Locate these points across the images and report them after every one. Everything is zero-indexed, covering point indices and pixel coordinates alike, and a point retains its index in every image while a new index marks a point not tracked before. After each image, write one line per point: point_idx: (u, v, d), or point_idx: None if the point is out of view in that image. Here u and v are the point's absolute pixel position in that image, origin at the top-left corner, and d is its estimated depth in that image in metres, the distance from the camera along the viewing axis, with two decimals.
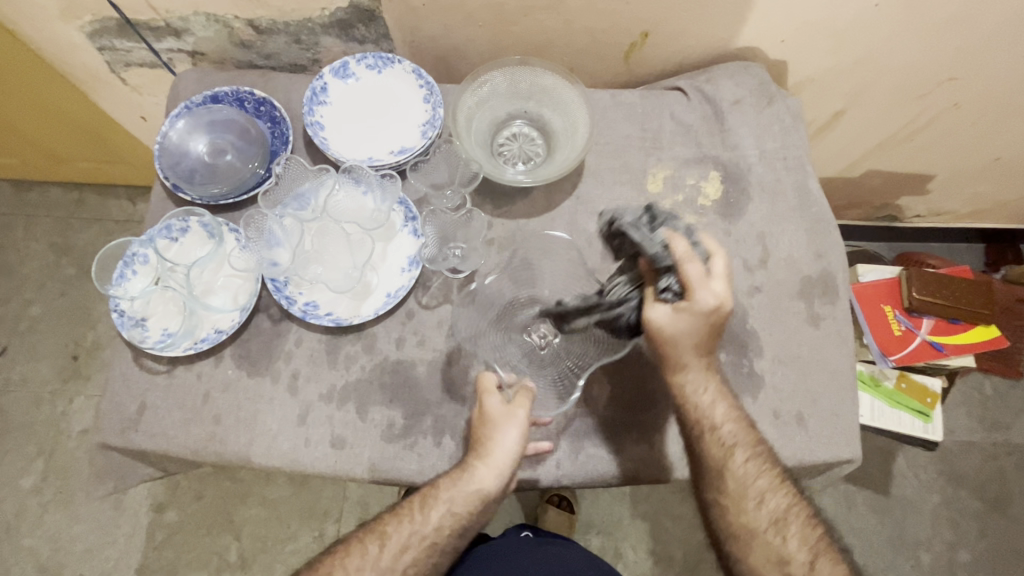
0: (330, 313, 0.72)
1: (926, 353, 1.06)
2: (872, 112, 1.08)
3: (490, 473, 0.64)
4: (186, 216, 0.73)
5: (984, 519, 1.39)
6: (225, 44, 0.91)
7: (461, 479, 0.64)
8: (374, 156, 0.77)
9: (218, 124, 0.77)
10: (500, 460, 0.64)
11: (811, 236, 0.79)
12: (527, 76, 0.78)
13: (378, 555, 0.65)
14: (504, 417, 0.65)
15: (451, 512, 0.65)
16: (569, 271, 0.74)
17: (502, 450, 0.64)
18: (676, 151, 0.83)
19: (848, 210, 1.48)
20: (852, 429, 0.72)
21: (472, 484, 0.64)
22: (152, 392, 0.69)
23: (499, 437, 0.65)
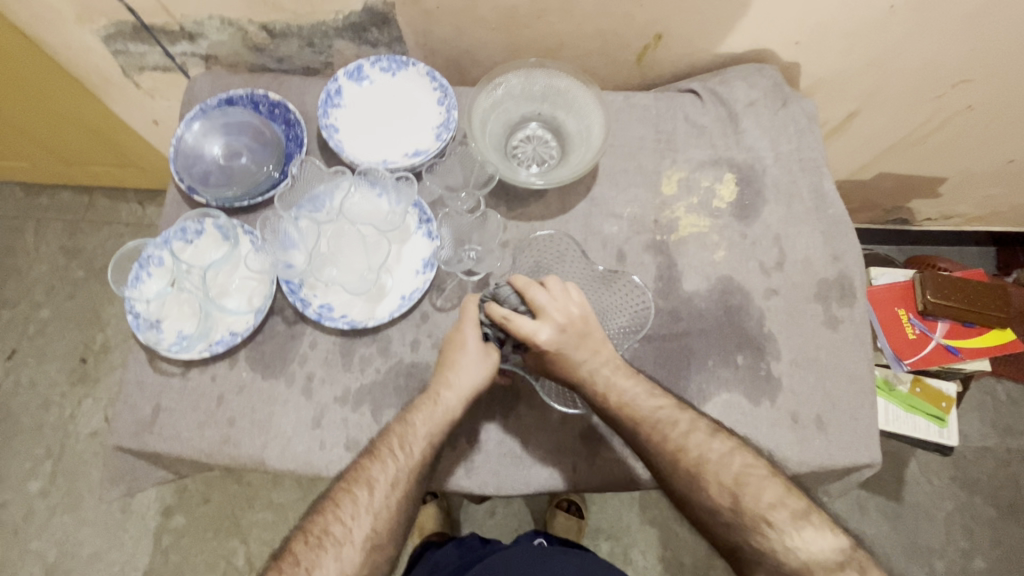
0: (345, 315, 0.71)
1: (939, 356, 1.05)
2: (884, 115, 1.08)
3: (456, 394, 0.66)
4: (202, 218, 0.73)
5: (999, 526, 1.38)
6: (238, 48, 0.91)
7: (433, 404, 0.66)
8: (389, 159, 0.77)
9: (234, 126, 0.77)
10: (465, 382, 0.66)
11: (827, 239, 0.79)
12: (541, 78, 0.78)
13: (367, 502, 0.63)
14: (478, 353, 0.67)
15: (429, 440, 0.65)
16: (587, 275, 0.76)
17: (468, 375, 0.66)
18: (691, 153, 0.83)
19: (858, 213, 1.47)
20: (871, 433, 0.71)
21: (443, 406, 0.66)
22: (167, 395, 0.69)
23: (467, 366, 0.67)
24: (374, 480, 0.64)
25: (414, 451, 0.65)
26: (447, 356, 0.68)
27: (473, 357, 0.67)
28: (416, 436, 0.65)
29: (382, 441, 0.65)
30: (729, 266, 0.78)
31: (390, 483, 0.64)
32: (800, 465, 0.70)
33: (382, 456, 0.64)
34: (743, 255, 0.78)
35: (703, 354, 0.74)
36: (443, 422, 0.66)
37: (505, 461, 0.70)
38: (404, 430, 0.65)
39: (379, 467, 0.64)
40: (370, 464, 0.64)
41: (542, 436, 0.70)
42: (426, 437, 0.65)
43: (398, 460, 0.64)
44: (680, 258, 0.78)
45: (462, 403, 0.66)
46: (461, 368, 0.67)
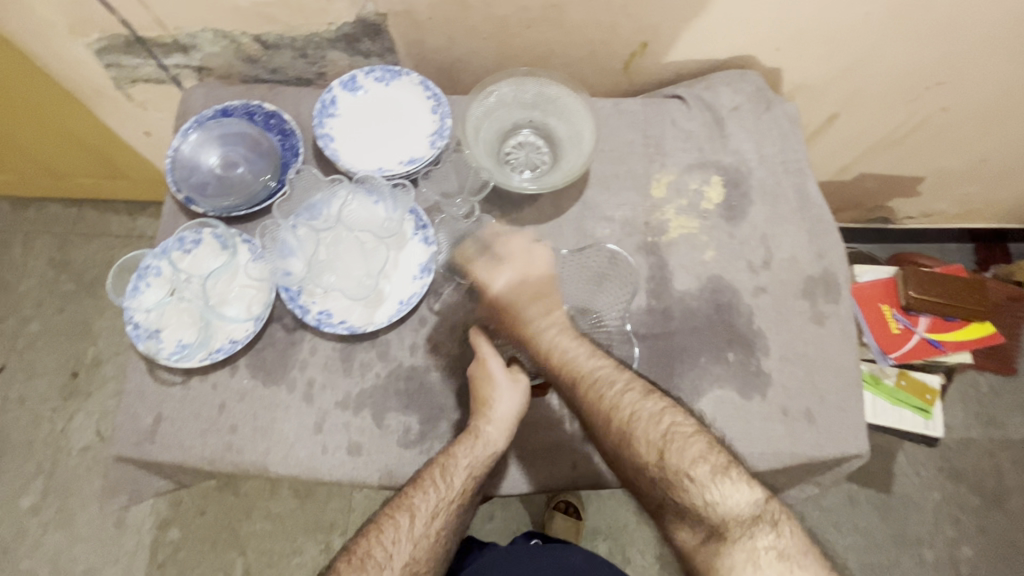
0: (343, 321, 0.72)
1: (922, 350, 1.09)
2: (864, 116, 1.11)
3: (499, 430, 0.66)
4: (200, 228, 0.74)
5: (985, 515, 1.41)
6: (232, 59, 0.92)
7: (477, 439, 0.66)
8: (384, 166, 0.78)
9: (230, 137, 0.78)
10: (505, 417, 0.67)
11: (811, 237, 0.81)
12: (532, 86, 0.80)
13: (408, 529, 0.65)
14: (506, 382, 0.69)
15: (472, 475, 0.66)
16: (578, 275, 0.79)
17: (506, 410, 0.67)
18: (678, 157, 0.85)
19: (841, 213, 1.51)
20: (859, 424, 0.74)
21: (488, 443, 0.66)
22: (167, 404, 0.70)
23: (504, 399, 0.67)
24: (416, 509, 0.65)
25: (456, 486, 0.66)
26: (485, 388, 0.68)
27: (505, 389, 0.68)
28: (459, 470, 0.66)
29: (424, 472, 0.66)
30: (718, 265, 0.80)
31: (431, 514, 0.65)
32: (792, 457, 0.72)
33: (424, 488, 0.65)
34: (731, 255, 0.80)
35: (695, 352, 0.76)
36: (486, 457, 0.66)
37: (505, 461, 0.71)
38: (446, 463, 0.66)
39: (421, 498, 0.65)
40: (412, 493, 0.66)
41: (540, 435, 0.72)
42: (468, 471, 0.66)
43: (439, 493, 0.65)
44: (671, 258, 0.80)
45: (505, 436, 0.67)
46: (501, 402, 0.67)
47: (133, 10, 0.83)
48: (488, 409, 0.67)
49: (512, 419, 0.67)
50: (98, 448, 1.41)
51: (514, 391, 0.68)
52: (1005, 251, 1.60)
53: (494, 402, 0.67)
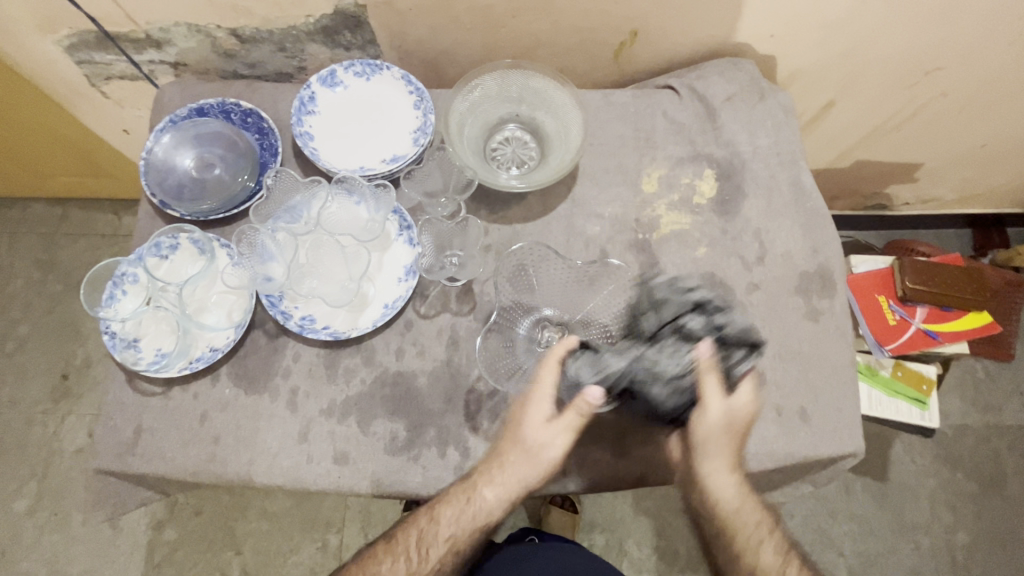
0: (327, 326, 0.71)
1: (920, 341, 1.08)
2: (862, 103, 1.08)
3: (495, 493, 0.65)
4: (176, 232, 0.72)
5: (981, 500, 1.41)
6: (208, 54, 0.89)
7: (469, 501, 0.65)
8: (366, 165, 0.76)
9: (205, 137, 0.76)
10: (507, 482, 0.65)
11: (807, 231, 0.79)
12: (518, 79, 0.77)
13: (384, 571, 0.69)
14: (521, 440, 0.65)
15: (456, 531, 0.66)
16: (570, 275, 0.75)
17: (511, 476, 0.65)
18: (670, 149, 0.83)
19: (839, 200, 1.49)
20: (854, 422, 0.73)
21: (479, 507, 0.64)
22: (148, 415, 0.68)
23: (513, 466, 0.65)
24: (394, 558, 0.68)
25: (438, 543, 0.66)
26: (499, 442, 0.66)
27: (522, 457, 0.64)
28: (442, 527, 0.66)
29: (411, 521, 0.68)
30: (711, 262, 0.78)
31: (406, 571, 0.68)
32: (787, 456, 0.71)
33: (407, 536, 0.68)
34: (725, 251, 0.79)
35: None
36: (473, 520, 0.65)
37: None
38: (432, 514, 0.66)
39: (406, 543, 0.68)
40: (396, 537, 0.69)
41: None
42: (449, 530, 0.66)
43: (420, 543, 0.68)
44: (663, 255, 0.78)
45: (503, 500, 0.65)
46: (506, 465, 0.65)
47: (102, 5, 0.80)
48: (489, 468, 0.65)
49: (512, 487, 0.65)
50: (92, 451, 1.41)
51: (531, 455, 0.65)
52: (1002, 235, 1.59)
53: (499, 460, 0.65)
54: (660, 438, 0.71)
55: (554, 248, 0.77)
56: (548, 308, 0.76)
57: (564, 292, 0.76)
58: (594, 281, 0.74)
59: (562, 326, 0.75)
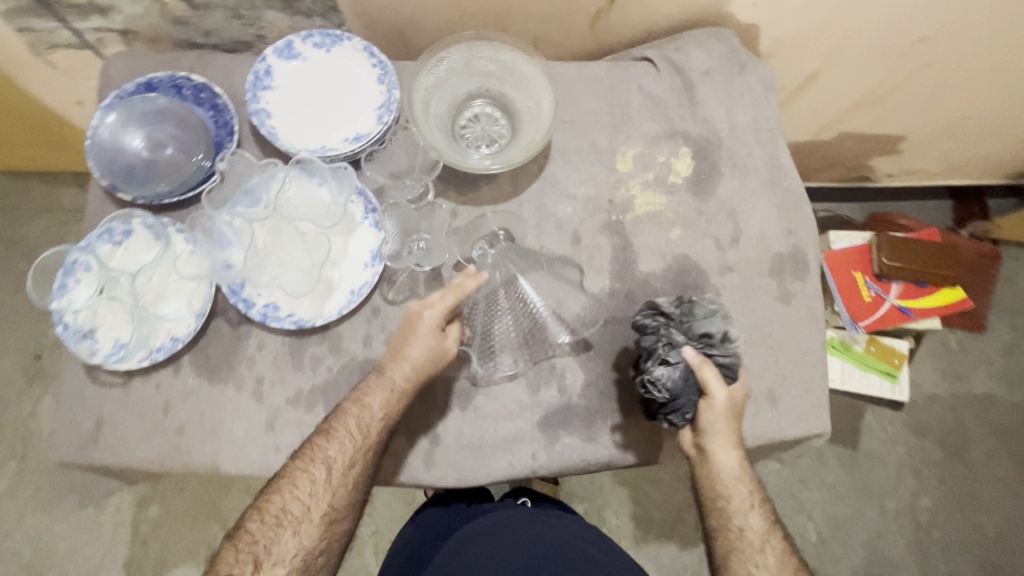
0: (291, 314, 0.69)
1: (893, 317, 1.09)
2: (845, 75, 1.05)
3: (401, 370, 0.65)
4: (129, 218, 0.69)
5: (944, 466, 1.47)
6: (158, 21, 0.82)
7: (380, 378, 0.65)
8: (328, 145, 0.72)
9: (153, 115, 0.71)
10: (411, 355, 0.65)
11: (782, 211, 0.78)
12: (486, 51, 0.73)
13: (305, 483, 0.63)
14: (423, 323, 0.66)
15: (372, 417, 0.64)
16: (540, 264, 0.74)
17: (417, 350, 0.65)
18: (646, 127, 0.80)
19: (821, 171, 1.46)
20: (822, 404, 0.73)
21: (388, 380, 0.65)
22: (109, 406, 0.67)
23: (423, 339, 0.65)
24: (332, 459, 0.63)
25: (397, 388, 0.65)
26: (405, 335, 0.66)
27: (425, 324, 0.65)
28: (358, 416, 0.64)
29: (337, 421, 0.64)
30: (685, 244, 0.77)
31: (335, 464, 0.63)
32: (753, 438, 0.72)
33: (338, 437, 0.64)
34: (698, 233, 0.77)
35: None
36: (399, 399, 0.65)
37: (463, 452, 0.69)
38: (347, 410, 0.65)
39: (335, 447, 0.63)
40: (314, 450, 0.64)
41: (498, 427, 0.69)
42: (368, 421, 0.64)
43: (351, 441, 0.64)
44: (636, 238, 0.76)
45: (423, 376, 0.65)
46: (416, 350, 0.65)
47: None
48: (396, 349, 0.66)
49: (426, 367, 0.65)
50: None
51: (438, 348, 0.66)
52: (982, 207, 1.57)
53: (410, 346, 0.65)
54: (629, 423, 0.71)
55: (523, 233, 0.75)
56: None
57: None
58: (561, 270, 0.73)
59: None
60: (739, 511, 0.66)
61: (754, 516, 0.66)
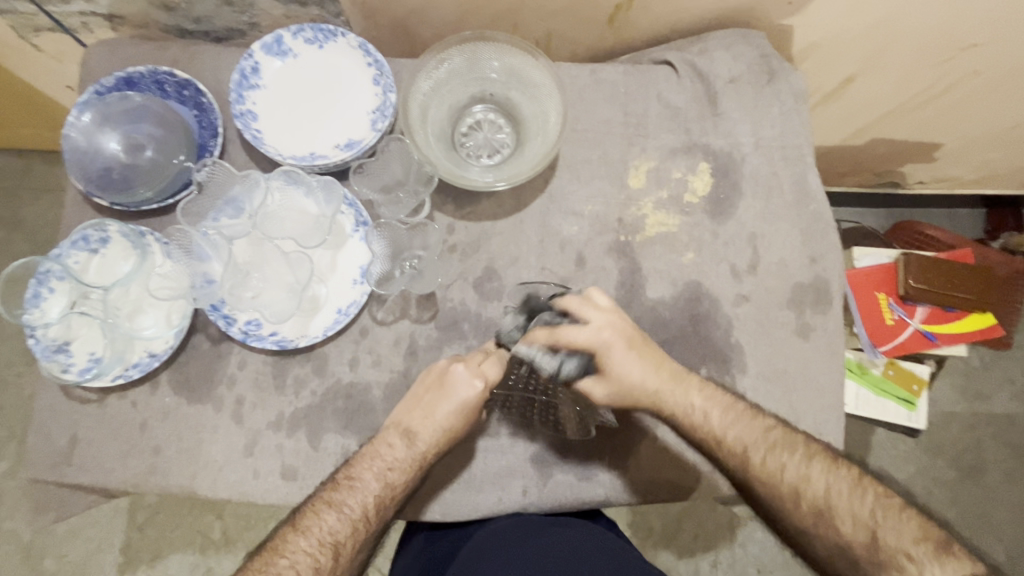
0: (273, 333, 0.65)
1: (915, 343, 1.02)
2: (888, 77, 0.92)
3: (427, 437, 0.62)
4: (105, 225, 0.65)
5: (957, 487, 1.30)
6: (143, 7, 0.76)
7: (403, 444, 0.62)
8: (318, 151, 0.67)
9: (133, 113, 0.67)
10: (438, 420, 0.62)
11: (806, 237, 0.72)
12: (492, 54, 0.67)
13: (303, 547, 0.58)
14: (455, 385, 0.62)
15: (387, 482, 0.61)
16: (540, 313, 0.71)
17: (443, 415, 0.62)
18: (662, 139, 0.74)
19: (845, 178, 1.29)
20: (836, 447, 0.69)
21: (414, 449, 0.62)
22: (84, 423, 0.64)
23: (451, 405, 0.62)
24: (334, 531, 0.59)
25: (419, 457, 0.62)
26: (433, 395, 0.62)
27: (458, 384, 0.62)
28: (374, 480, 0.61)
29: (351, 485, 0.61)
30: (698, 269, 0.71)
31: (344, 532, 0.59)
32: None
33: (341, 507, 0.60)
34: (714, 258, 0.72)
35: None
36: (419, 465, 0.62)
37: (452, 485, 0.65)
38: (362, 468, 0.61)
39: (336, 518, 0.59)
40: (321, 512, 0.60)
41: (491, 460, 0.66)
42: (376, 488, 0.61)
43: (359, 512, 0.60)
44: (645, 261, 0.71)
45: (446, 439, 0.63)
46: (443, 414, 0.62)
47: None
48: (421, 411, 0.62)
49: (452, 430, 0.62)
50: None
51: (466, 411, 0.62)
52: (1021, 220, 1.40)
53: (433, 407, 0.62)
54: (621, 459, 0.67)
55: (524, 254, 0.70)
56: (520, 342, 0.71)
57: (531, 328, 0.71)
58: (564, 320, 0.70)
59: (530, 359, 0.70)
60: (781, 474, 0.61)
61: (806, 476, 0.61)
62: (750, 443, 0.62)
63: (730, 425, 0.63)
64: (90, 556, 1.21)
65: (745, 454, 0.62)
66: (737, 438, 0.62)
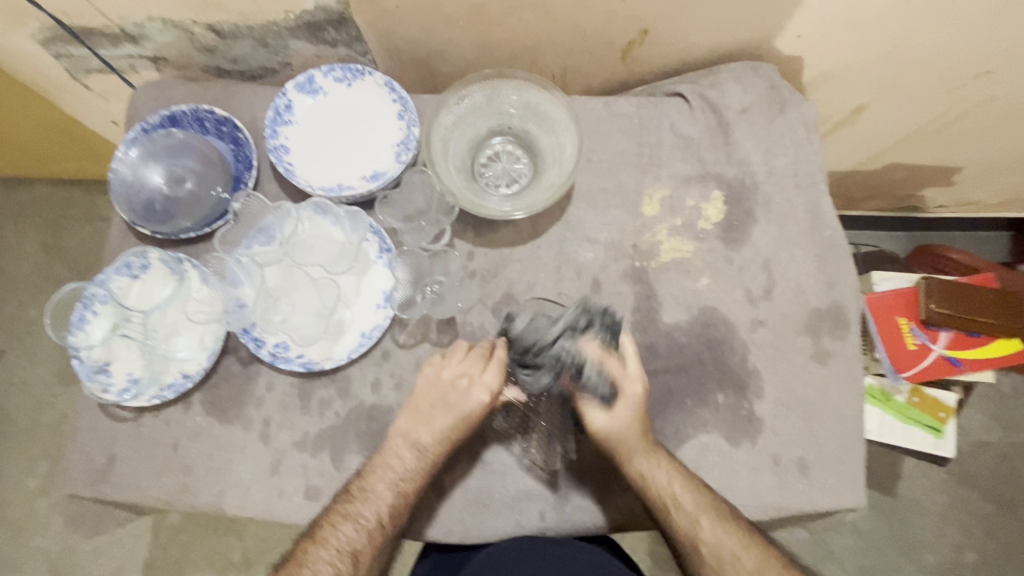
0: (300, 355, 0.67)
1: (938, 369, 1.00)
2: (900, 107, 0.93)
3: (431, 435, 0.64)
4: (146, 252, 0.69)
5: (994, 520, 1.24)
6: (187, 50, 0.82)
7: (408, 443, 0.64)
8: (345, 182, 0.71)
9: (175, 149, 0.71)
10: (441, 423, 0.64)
11: (822, 263, 0.73)
12: (510, 89, 0.70)
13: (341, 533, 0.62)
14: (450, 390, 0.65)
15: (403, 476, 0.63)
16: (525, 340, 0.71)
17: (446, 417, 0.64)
18: (676, 168, 0.76)
19: (864, 202, 1.28)
20: (858, 475, 0.68)
21: (417, 448, 0.64)
22: (120, 442, 0.67)
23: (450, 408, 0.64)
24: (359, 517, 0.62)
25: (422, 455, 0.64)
26: (433, 410, 0.65)
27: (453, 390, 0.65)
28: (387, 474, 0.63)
29: (367, 480, 0.63)
30: (713, 295, 0.72)
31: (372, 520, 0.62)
32: (780, 509, 0.67)
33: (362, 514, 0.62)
34: (729, 283, 0.73)
35: (681, 395, 0.70)
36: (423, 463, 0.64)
37: (471, 508, 0.66)
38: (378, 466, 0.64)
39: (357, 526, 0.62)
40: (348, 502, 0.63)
41: (510, 482, 0.67)
42: (390, 498, 0.63)
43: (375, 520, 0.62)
44: (661, 286, 0.73)
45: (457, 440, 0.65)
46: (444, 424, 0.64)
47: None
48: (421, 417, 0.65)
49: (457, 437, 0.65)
50: (26, 433, 1.29)
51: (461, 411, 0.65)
52: None
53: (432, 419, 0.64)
54: (614, 489, 0.67)
55: (542, 278, 0.72)
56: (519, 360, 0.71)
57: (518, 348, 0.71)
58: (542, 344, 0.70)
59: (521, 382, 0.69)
60: (725, 559, 0.62)
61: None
62: (663, 480, 0.63)
63: (650, 466, 0.63)
64: (115, 574, 1.23)
65: (653, 488, 0.63)
66: (654, 476, 0.63)
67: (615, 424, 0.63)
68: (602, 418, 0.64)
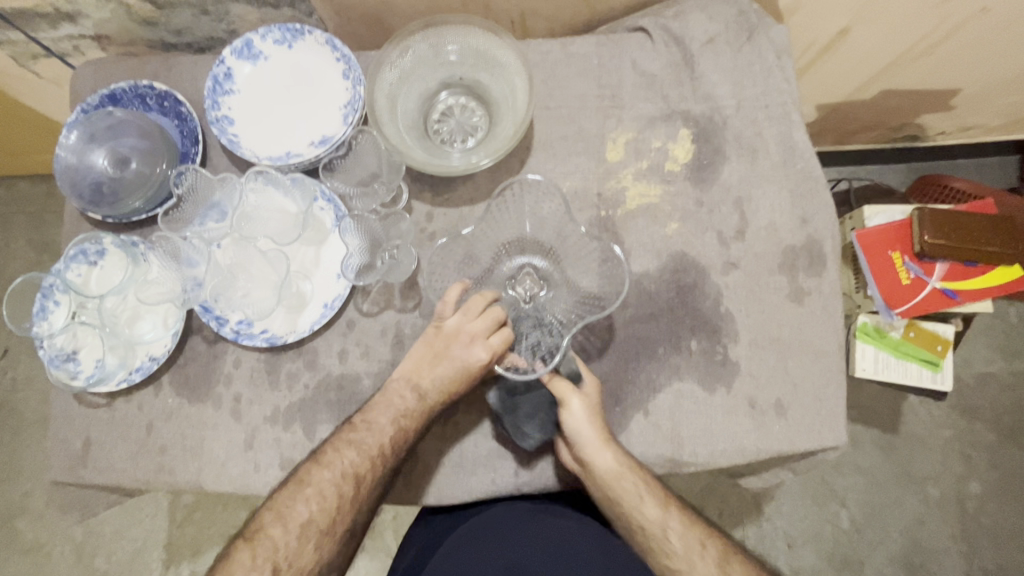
0: (264, 331, 0.67)
1: (933, 301, 0.94)
2: (889, 26, 0.86)
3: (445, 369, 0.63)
4: (100, 238, 0.68)
5: (998, 450, 1.23)
6: (126, 24, 0.78)
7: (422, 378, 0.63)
8: (293, 150, 0.69)
9: (116, 127, 0.69)
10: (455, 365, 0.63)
11: (796, 198, 0.69)
12: (454, 37, 0.66)
13: (316, 485, 0.60)
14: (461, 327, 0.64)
15: (398, 420, 0.62)
16: (508, 236, 0.70)
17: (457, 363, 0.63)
18: (639, 108, 0.72)
19: (857, 135, 1.22)
20: (836, 413, 0.66)
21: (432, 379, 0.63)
22: (96, 426, 0.68)
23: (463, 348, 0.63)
24: (334, 468, 0.61)
25: (422, 408, 0.63)
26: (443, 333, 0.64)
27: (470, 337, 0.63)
28: (382, 418, 0.62)
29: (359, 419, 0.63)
30: (683, 239, 0.70)
31: (345, 472, 0.60)
32: (759, 453, 0.65)
33: (347, 445, 0.61)
34: (699, 226, 0.70)
35: (652, 343, 0.68)
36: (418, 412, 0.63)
37: (445, 469, 0.66)
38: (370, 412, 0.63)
39: (345, 457, 0.61)
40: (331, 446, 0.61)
41: (485, 442, 0.67)
42: (389, 432, 0.62)
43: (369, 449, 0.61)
44: (628, 235, 0.70)
45: (442, 402, 0.64)
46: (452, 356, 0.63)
47: None
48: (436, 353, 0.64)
49: (454, 388, 0.63)
50: (37, 425, 1.32)
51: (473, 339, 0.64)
52: None
53: (430, 367, 0.63)
54: None
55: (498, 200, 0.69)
56: (520, 257, 0.70)
57: (507, 228, 0.70)
58: (520, 247, 0.70)
59: (529, 269, 0.70)
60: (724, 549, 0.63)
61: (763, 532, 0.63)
62: (658, 530, 0.63)
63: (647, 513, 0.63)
64: (136, 555, 1.27)
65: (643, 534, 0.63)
66: (648, 522, 0.63)
67: (610, 462, 0.62)
68: (604, 459, 0.61)
